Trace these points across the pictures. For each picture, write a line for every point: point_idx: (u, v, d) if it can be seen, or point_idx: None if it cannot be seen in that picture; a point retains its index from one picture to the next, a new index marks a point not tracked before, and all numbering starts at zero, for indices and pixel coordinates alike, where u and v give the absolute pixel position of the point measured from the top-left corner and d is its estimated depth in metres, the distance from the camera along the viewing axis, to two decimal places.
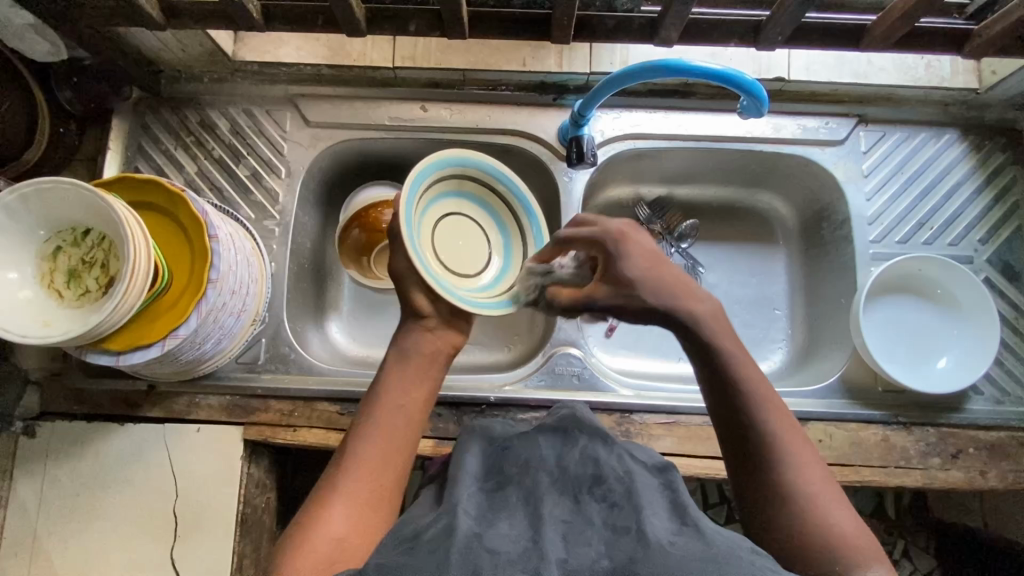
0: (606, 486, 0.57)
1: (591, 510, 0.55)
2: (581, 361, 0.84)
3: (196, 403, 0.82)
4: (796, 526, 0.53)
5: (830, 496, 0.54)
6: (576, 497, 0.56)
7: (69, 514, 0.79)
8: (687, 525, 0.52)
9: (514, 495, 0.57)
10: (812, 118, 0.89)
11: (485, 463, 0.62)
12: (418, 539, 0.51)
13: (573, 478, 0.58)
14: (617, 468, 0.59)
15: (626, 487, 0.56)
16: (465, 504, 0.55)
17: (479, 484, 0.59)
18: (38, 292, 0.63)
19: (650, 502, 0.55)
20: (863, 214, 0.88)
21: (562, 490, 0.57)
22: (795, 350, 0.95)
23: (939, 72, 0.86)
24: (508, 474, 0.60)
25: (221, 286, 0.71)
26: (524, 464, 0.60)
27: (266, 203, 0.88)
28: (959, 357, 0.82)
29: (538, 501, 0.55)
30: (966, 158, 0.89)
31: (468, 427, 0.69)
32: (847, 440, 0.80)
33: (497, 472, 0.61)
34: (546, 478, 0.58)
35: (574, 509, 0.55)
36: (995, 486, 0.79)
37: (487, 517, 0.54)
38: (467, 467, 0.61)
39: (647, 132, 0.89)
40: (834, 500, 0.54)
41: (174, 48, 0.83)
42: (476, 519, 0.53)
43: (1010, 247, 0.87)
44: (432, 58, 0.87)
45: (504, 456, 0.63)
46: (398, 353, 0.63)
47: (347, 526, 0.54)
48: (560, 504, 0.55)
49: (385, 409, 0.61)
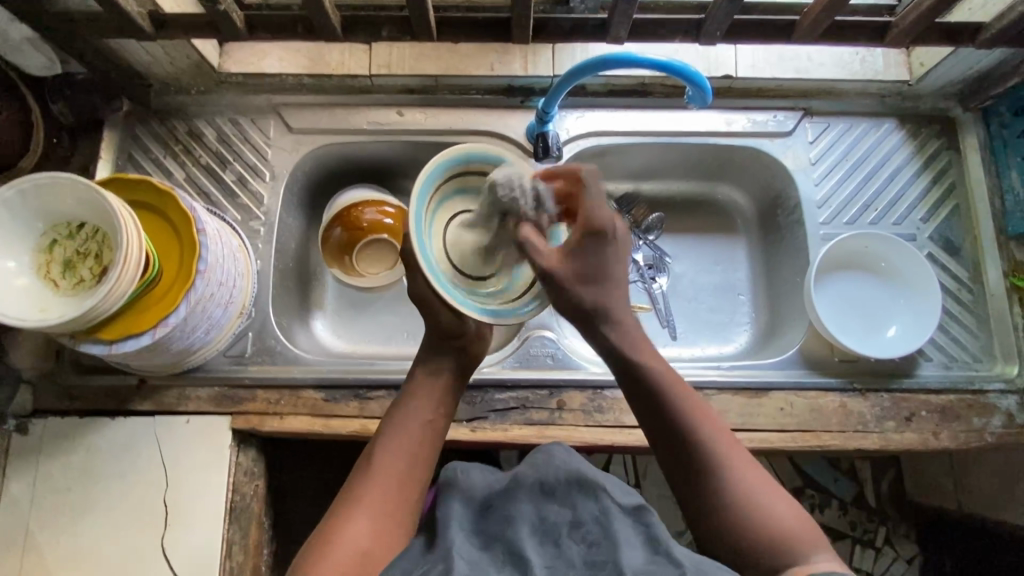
0: (584, 527, 0.60)
1: (571, 551, 0.58)
2: (555, 343, 0.89)
3: (185, 395, 0.85)
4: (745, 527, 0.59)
5: (771, 491, 0.62)
6: (557, 542, 0.60)
7: (61, 508, 0.82)
8: (660, 554, 0.57)
9: (501, 550, 0.59)
10: (762, 112, 0.96)
11: (467, 518, 0.64)
12: None
13: (551, 524, 0.61)
14: (591, 506, 0.62)
15: (603, 525, 0.60)
16: (458, 550, 0.58)
17: (466, 536, 0.61)
18: (34, 281, 0.66)
19: (625, 535, 0.59)
20: (813, 198, 0.94)
21: (542, 538, 0.60)
22: (759, 331, 1.01)
23: (873, 66, 0.94)
24: (491, 530, 0.62)
25: (209, 277, 0.75)
26: (504, 519, 0.62)
27: (251, 204, 0.93)
28: (907, 325, 0.89)
29: (521, 552, 0.58)
30: (905, 144, 0.96)
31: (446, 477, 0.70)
32: (806, 407, 0.85)
33: (483, 529, 0.62)
34: (526, 529, 0.60)
35: (556, 553, 0.58)
36: (948, 446, 0.84)
37: (480, 565, 0.57)
38: (455, 519, 0.63)
39: (610, 129, 0.95)
40: (776, 495, 0.61)
41: (162, 62, 0.88)
42: (469, 565, 0.56)
43: (949, 225, 0.93)
44: (406, 65, 0.93)
45: (484, 513, 0.64)
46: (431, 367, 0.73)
47: (368, 538, 0.60)
48: (542, 552, 0.59)
49: (410, 426, 0.69)
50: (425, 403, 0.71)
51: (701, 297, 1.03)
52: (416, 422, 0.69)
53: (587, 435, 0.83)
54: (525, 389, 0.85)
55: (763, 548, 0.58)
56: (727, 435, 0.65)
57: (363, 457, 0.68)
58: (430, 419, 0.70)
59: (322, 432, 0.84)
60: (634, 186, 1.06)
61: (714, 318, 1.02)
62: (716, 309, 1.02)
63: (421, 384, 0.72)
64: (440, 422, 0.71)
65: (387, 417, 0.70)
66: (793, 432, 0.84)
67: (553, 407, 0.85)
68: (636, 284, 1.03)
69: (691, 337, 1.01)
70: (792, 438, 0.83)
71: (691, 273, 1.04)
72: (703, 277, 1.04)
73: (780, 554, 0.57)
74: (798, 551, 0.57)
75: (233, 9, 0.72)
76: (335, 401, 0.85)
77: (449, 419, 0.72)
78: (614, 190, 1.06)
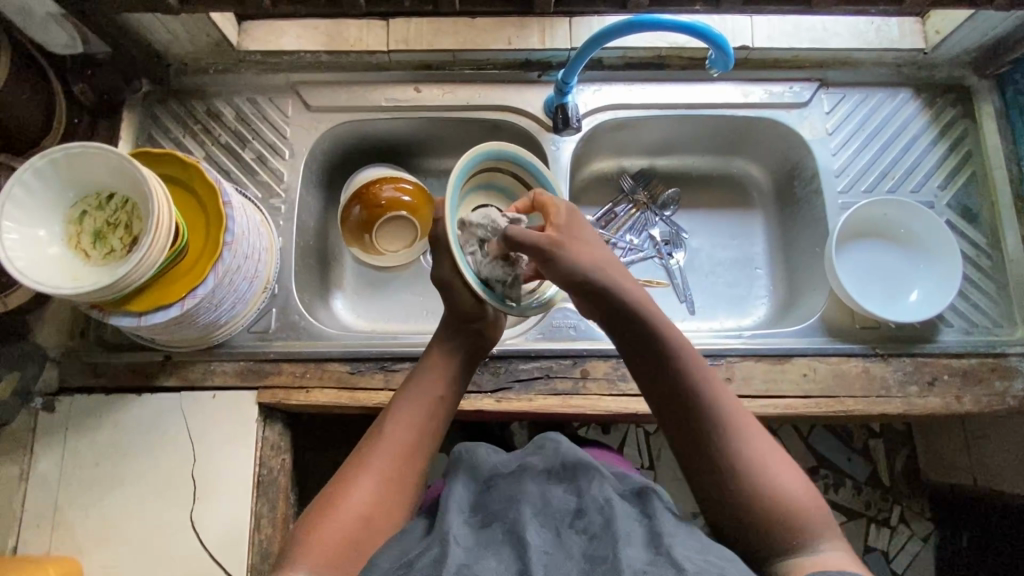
0: (587, 517, 0.61)
1: (571, 542, 0.59)
2: (577, 315, 0.89)
3: (211, 369, 0.86)
4: (760, 514, 0.59)
5: (782, 467, 0.61)
6: (558, 530, 0.60)
7: (89, 484, 0.82)
8: (660, 552, 0.56)
9: (499, 530, 0.60)
10: (778, 84, 0.96)
11: (471, 500, 0.66)
12: (412, 566, 0.55)
13: (555, 511, 0.62)
14: (597, 495, 0.63)
15: (605, 517, 0.60)
16: (455, 533, 0.59)
17: (465, 518, 0.63)
18: (65, 250, 0.67)
19: (627, 531, 0.59)
20: (831, 167, 0.95)
21: (544, 523, 0.61)
22: (777, 303, 1.01)
23: (889, 35, 0.94)
24: (493, 510, 0.64)
25: (235, 249, 0.76)
26: (508, 500, 0.64)
27: (271, 182, 0.94)
28: (928, 290, 0.89)
29: (521, 532, 0.58)
30: (920, 113, 0.96)
31: (458, 454, 0.73)
32: (829, 373, 0.85)
33: (483, 508, 0.65)
34: (529, 511, 0.61)
35: (556, 542, 0.59)
36: (971, 410, 0.84)
37: (476, 550, 0.57)
38: (455, 499, 0.65)
39: (627, 102, 0.95)
40: (788, 471, 0.61)
41: (182, 40, 0.89)
42: (465, 550, 0.57)
43: (967, 192, 0.94)
44: (423, 41, 0.93)
45: (490, 490, 0.67)
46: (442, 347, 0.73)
47: (370, 506, 0.62)
48: (542, 535, 0.59)
49: (418, 403, 0.69)
50: (435, 382, 0.71)
51: (719, 271, 1.03)
52: (425, 400, 0.69)
53: (612, 404, 0.84)
54: (549, 358, 0.86)
55: (768, 521, 0.58)
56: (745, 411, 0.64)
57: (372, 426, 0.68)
58: (440, 397, 0.70)
59: (348, 405, 0.84)
60: (650, 161, 1.07)
61: (732, 291, 1.02)
62: (734, 282, 1.02)
63: (433, 363, 0.72)
64: (450, 400, 0.71)
65: (398, 390, 0.70)
66: (816, 398, 0.84)
67: (577, 376, 0.85)
68: (652, 259, 1.03)
69: (710, 309, 1.01)
70: (816, 404, 0.84)
71: (708, 248, 1.05)
72: (720, 251, 1.04)
73: (789, 527, 0.58)
74: (805, 530, 0.57)
75: None
76: (360, 374, 0.86)
77: (458, 398, 0.72)
78: (630, 166, 1.07)
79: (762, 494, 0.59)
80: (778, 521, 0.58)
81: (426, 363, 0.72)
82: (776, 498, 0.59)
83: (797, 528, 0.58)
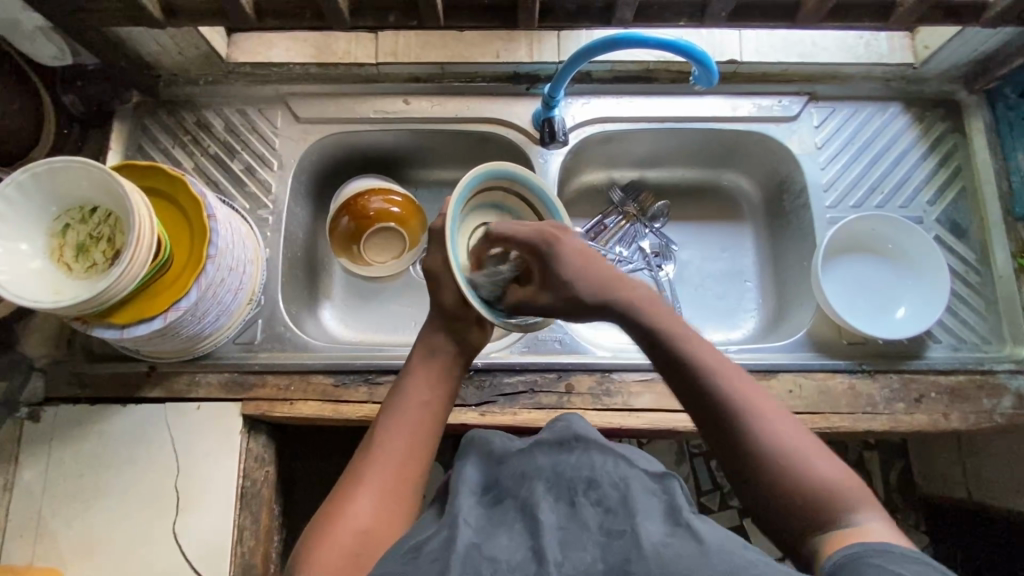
0: (601, 490, 0.60)
1: (587, 513, 0.58)
2: (562, 328, 0.90)
3: (196, 381, 0.86)
4: (797, 500, 0.56)
5: (813, 451, 0.58)
6: (571, 502, 0.60)
7: (72, 495, 0.82)
8: (680, 525, 0.55)
9: (511, 507, 0.61)
10: (767, 97, 0.96)
11: (483, 478, 0.66)
12: (419, 552, 0.55)
13: (568, 481, 0.61)
14: (611, 471, 0.62)
15: (621, 492, 0.59)
16: (465, 515, 0.59)
17: (477, 499, 0.63)
18: (48, 264, 0.67)
19: (644, 506, 0.58)
20: (819, 182, 0.95)
21: (558, 495, 0.60)
22: (766, 316, 1.01)
23: (878, 50, 0.94)
24: (504, 487, 0.64)
25: (219, 261, 0.76)
26: (519, 477, 0.64)
27: (259, 193, 0.94)
28: (916, 307, 0.88)
29: (534, 509, 0.58)
30: (910, 128, 0.96)
31: (469, 440, 0.72)
32: (815, 389, 0.85)
33: (494, 486, 0.65)
34: (541, 486, 0.61)
35: (570, 514, 0.58)
36: (958, 427, 0.84)
37: (487, 529, 0.58)
38: (468, 479, 0.66)
39: (615, 115, 0.95)
40: (819, 454, 0.58)
41: (172, 52, 0.89)
42: (477, 530, 0.57)
43: (956, 208, 0.93)
44: (412, 54, 0.93)
45: (502, 466, 0.67)
46: (426, 351, 0.72)
47: (370, 518, 0.60)
48: (556, 509, 0.59)
49: (406, 410, 0.68)
50: (422, 387, 0.70)
51: (708, 283, 1.03)
52: (414, 404, 0.68)
53: (596, 418, 0.83)
54: (534, 372, 0.86)
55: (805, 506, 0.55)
56: (764, 398, 0.61)
57: (364, 443, 0.67)
58: (428, 400, 0.69)
59: (332, 417, 0.84)
60: (640, 173, 1.07)
61: (721, 304, 1.02)
62: (723, 295, 1.02)
63: (418, 368, 0.71)
64: (442, 402, 0.70)
65: (384, 402, 0.70)
66: (802, 414, 0.84)
67: (562, 390, 0.85)
68: (642, 271, 1.03)
69: (699, 322, 1.01)
70: (802, 420, 0.83)
71: (698, 260, 1.04)
72: (710, 264, 1.04)
73: (828, 511, 0.55)
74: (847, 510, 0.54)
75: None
76: (345, 387, 0.86)
77: (450, 400, 0.71)
78: (620, 177, 1.07)
79: (794, 480, 0.56)
80: (809, 502, 0.55)
81: (412, 369, 0.71)
82: (813, 486, 0.56)
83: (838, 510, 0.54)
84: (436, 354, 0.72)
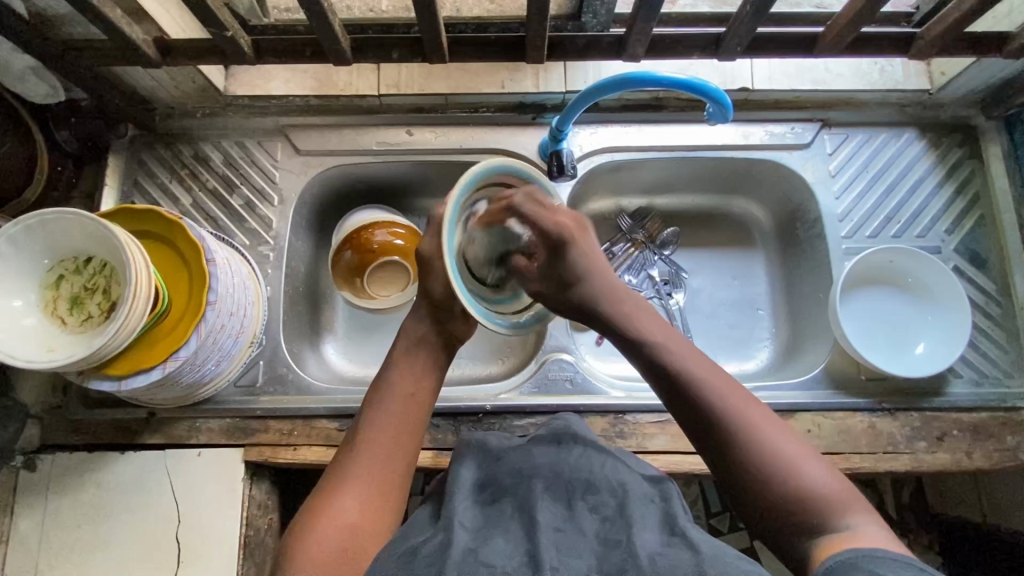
0: (598, 495, 0.57)
1: (583, 520, 0.55)
2: (573, 366, 0.87)
3: (196, 427, 0.84)
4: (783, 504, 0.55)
5: (798, 453, 0.57)
6: (569, 504, 0.57)
7: (69, 547, 0.80)
8: (676, 535, 0.53)
9: (509, 507, 0.57)
10: (780, 124, 0.93)
11: (480, 476, 0.63)
12: (416, 554, 0.52)
13: (566, 482, 0.58)
14: (610, 476, 0.59)
15: (619, 499, 0.57)
16: (460, 517, 0.56)
17: (474, 498, 0.60)
18: (41, 320, 0.65)
19: (641, 515, 0.55)
20: (834, 212, 0.92)
21: (555, 496, 0.57)
22: (781, 347, 0.98)
23: (893, 76, 0.91)
24: (503, 485, 0.60)
25: (219, 307, 0.73)
26: (518, 475, 0.60)
27: (260, 229, 0.91)
28: (935, 342, 0.87)
29: (532, 509, 0.55)
30: (926, 154, 0.94)
31: (466, 441, 0.68)
32: (835, 429, 0.83)
33: (491, 483, 0.61)
34: (539, 484, 0.58)
35: (567, 517, 0.55)
36: (982, 466, 0.82)
37: (484, 531, 0.54)
38: (461, 480, 0.62)
39: (624, 144, 0.93)
40: (805, 458, 0.57)
41: (168, 86, 0.87)
42: (473, 533, 0.54)
43: (974, 237, 0.91)
44: (415, 85, 0.91)
45: (498, 463, 0.63)
46: (405, 342, 0.68)
47: (357, 514, 0.57)
48: (553, 511, 0.56)
49: (389, 402, 0.64)
50: (404, 378, 0.66)
51: (720, 311, 1.00)
52: (396, 399, 0.65)
53: None
54: (544, 414, 0.83)
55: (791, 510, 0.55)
56: (748, 401, 0.60)
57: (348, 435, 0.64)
58: (413, 392, 0.66)
59: None
60: (648, 200, 1.04)
61: (733, 333, 0.99)
62: (736, 324, 1.00)
63: (400, 358, 0.67)
64: (426, 396, 0.66)
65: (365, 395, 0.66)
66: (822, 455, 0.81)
67: None
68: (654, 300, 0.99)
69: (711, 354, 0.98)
70: None
71: (709, 288, 1.02)
72: (722, 292, 1.02)
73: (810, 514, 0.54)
74: (826, 512, 0.54)
75: (240, 34, 0.71)
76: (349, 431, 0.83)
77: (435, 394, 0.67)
78: (628, 205, 1.04)
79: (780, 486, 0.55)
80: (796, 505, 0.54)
81: (392, 362, 0.67)
82: (799, 493, 0.55)
83: (818, 511, 0.54)
84: (419, 344, 0.68)
